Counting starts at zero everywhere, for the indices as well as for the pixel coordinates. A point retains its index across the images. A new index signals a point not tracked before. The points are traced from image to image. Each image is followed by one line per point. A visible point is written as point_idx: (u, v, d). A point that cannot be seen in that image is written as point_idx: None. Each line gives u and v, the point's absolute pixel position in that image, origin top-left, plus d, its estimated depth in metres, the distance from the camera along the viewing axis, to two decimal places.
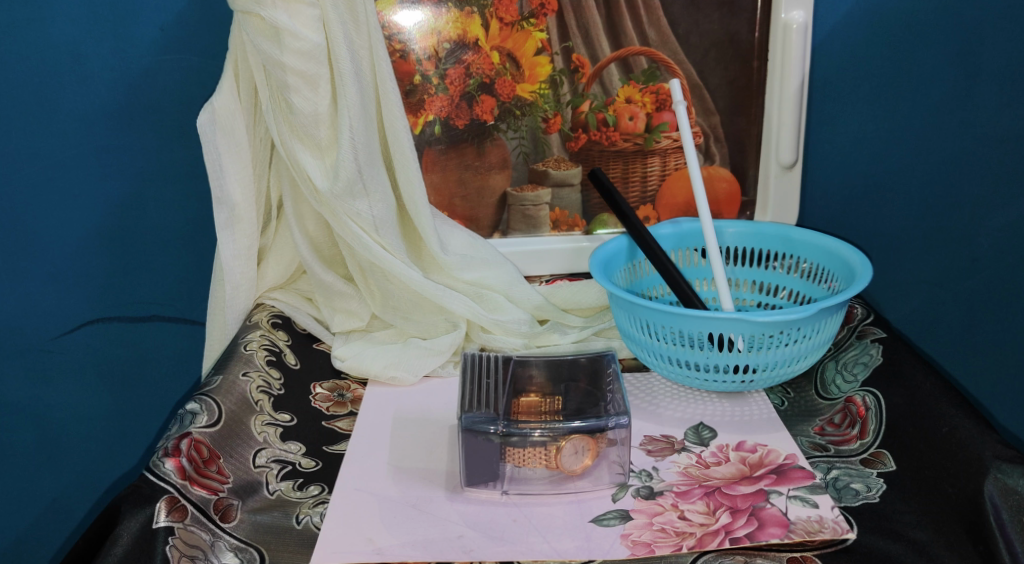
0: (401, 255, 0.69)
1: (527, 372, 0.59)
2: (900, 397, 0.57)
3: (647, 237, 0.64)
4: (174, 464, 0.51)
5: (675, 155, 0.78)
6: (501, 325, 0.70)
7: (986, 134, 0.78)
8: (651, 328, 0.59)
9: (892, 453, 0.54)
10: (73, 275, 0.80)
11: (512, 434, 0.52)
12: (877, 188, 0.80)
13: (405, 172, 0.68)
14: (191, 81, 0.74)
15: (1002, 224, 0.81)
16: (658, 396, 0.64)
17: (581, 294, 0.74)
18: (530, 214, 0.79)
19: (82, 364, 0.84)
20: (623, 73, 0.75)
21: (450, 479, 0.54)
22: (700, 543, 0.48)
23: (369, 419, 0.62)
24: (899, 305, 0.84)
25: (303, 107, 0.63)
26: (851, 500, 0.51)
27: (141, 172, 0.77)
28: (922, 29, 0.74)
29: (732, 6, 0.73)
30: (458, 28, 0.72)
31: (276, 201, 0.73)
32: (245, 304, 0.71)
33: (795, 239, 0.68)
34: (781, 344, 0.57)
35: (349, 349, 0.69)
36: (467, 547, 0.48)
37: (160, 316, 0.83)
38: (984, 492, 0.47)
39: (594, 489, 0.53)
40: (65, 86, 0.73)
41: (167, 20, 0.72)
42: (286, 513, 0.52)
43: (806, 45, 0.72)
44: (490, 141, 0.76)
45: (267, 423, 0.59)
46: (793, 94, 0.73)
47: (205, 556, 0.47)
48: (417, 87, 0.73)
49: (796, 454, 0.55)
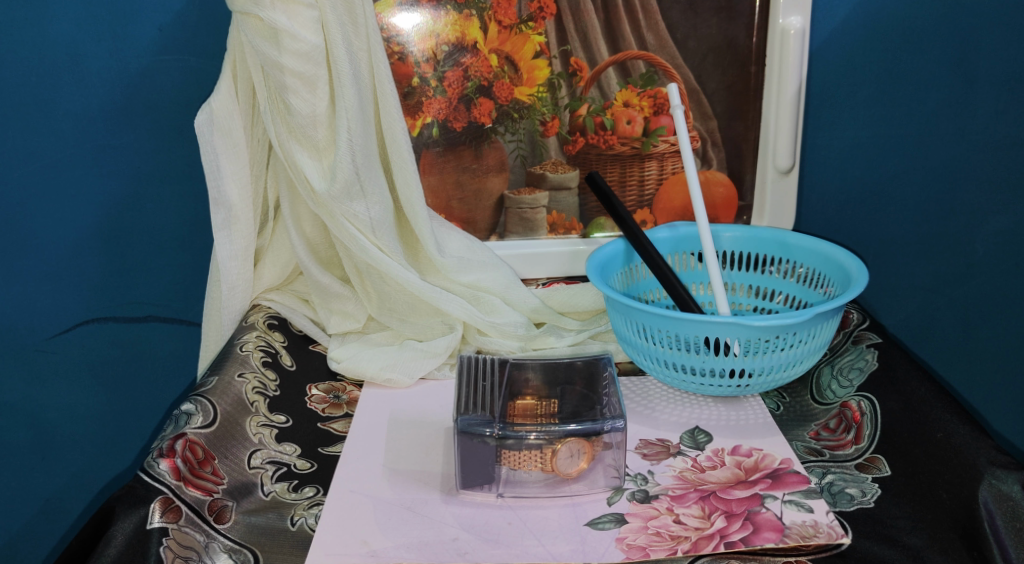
0: (397, 256, 0.68)
1: (522, 375, 0.59)
2: (894, 401, 0.58)
3: (645, 242, 0.64)
4: (169, 464, 0.51)
5: (672, 159, 0.78)
6: (498, 327, 0.70)
7: (982, 141, 0.78)
8: (647, 331, 0.59)
9: (886, 458, 0.54)
10: (68, 275, 0.80)
11: (507, 437, 0.52)
12: (873, 195, 0.80)
13: (404, 173, 0.68)
14: (190, 82, 0.74)
15: (996, 231, 0.81)
16: (653, 400, 0.64)
17: (578, 298, 0.74)
18: (527, 217, 0.79)
19: (77, 364, 0.83)
20: (621, 77, 0.75)
21: (446, 482, 0.54)
22: (694, 547, 0.48)
23: (365, 421, 0.62)
24: (895, 310, 0.84)
25: (301, 108, 0.63)
26: (845, 504, 0.51)
27: (137, 173, 0.77)
28: (918, 35, 0.74)
29: (730, 11, 0.73)
30: (457, 31, 0.72)
31: (273, 201, 0.73)
32: (241, 305, 0.71)
33: (791, 243, 0.68)
34: (776, 349, 0.57)
35: (345, 351, 0.69)
36: (461, 549, 0.48)
37: (156, 316, 0.83)
38: (978, 497, 0.48)
39: (589, 493, 0.53)
40: (64, 86, 0.73)
41: (166, 21, 0.72)
42: (280, 514, 0.52)
43: (803, 51, 0.73)
44: (487, 144, 0.76)
45: (262, 424, 0.59)
46: (790, 99, 0.74)
47: (199, 557, 0.47)
48: (415, 89, 0.73)
49: (791, 459, 0.55)
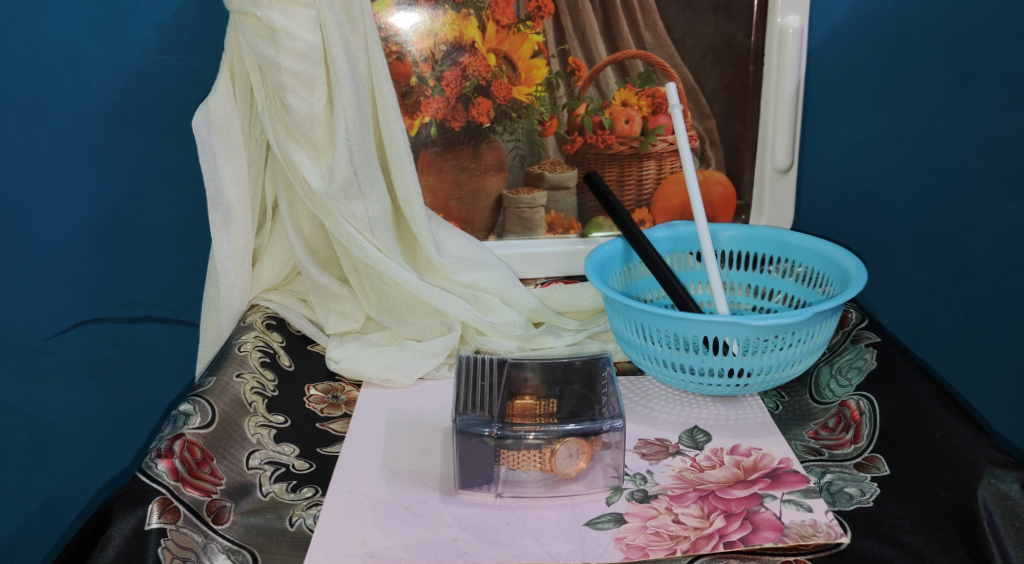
0: (395, 256, 0.68)
1: (521, 375, 0.59)
2: (894, 401, 0.58)
3: (644, 242, 0.64)
4: (167, 465, 0.51)
5: (671, 158, 0.78)
6: (496, 327, 0.70)
7: (979, 140, 0.78)
8: (645, 331, 0.59)
9: (886, 458, 0.54)
10: (67, 275, 0.80)
11: (506, 437, 0.52)
12: (872, 194, 0.80)
13: (402, 173, 0.68)
14: (187, 81, 0.74)
15: (994, 230, 0.81)
16: (652, 399, 0.64)
17: (577, 297, 0.74)
18: (526, 217, 0.79)
19: (74, 364, 0.83)
20: (619, 77, 0.75)
21: (444, 482, 0.54)
22: (694, 547, 0.47)
23: (364, 421, 0.62)
24: (894, 309, 0.84)
25: (299, 108, 0.63)
26: (845, 504, 0.51)
27: (135, 172, 0.77)
28: (914, 35, 0.74)
29: (728, 9, 0.73)
30: (454, 30, 0.72)
31: (270, 201, 0.73)
32: (239, 306, 0.71)
33: (790, 242, 0.68)
34: (776, 349, 0.57)
35: (343, 351, 0.68)
36: (460, 550, 0.48)
37: (154, 317, 0.83)
38: (978, 497, 0.48)
39: (589, 493, 0.53)
40: (61, 85, 0.73)
41: (162, 21, 0.72)
42: (279, 515, 0.52)
43: (802, 50, 0.73)
44: (485, 144, 0.76)
45: (261, 425, 0.59)
46: (789, 97, 0.74)
47: (196, 557, 0.47)
48: (413, 88, 0.73)
49: (790, 459, 0.55)
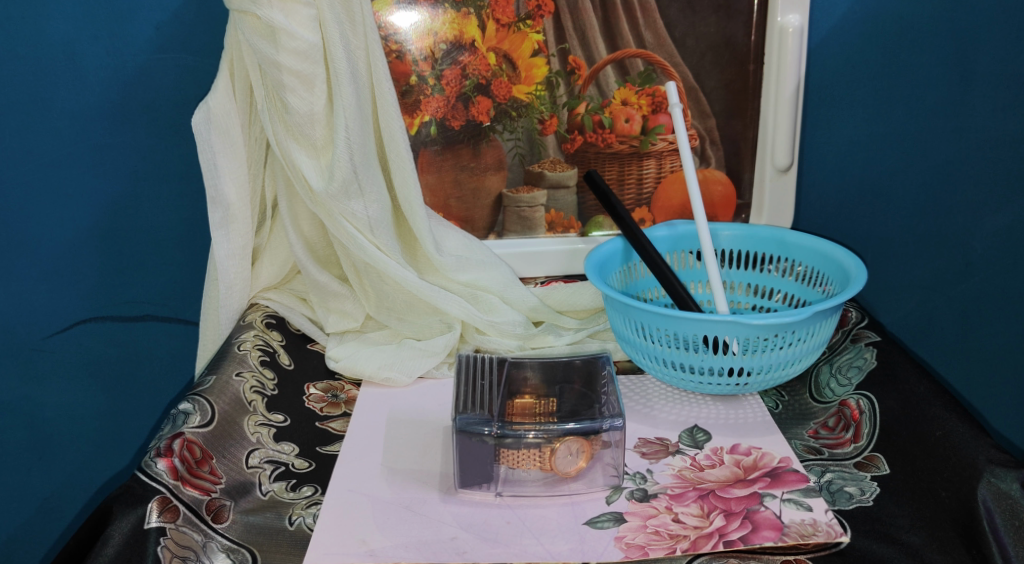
0: (395, 255, 0.68)
1: (521, 374, 0.59)
2: (893, 400, 0.58)
3: (644, 241, 0.64)
4: (166, 464, 0.51)
5: (671, 158, 0.78)
6: (496, 326, 0.70)
7: (979, 139, 0.78)
8: (645, 330, 0.59)
9: (885, 457, 0.54)
10: (66, 274, 0.80)
11: (506, 436, 0.52)
12: (872, 193, 0.80)
13: (401, 171, 0.68)
14: (186, 80, 0.74)
15: (994, 230, 0.81)
16: (652, 399, 0.64)
17: (577, 296, 0.74)
18: (526, 216, 0.79)
19: (74, 363, 0.83)
20: (618, 75, 0.75)
21: (444, 481, 0.54)
22: (694, 546, 0.47)
23: (364, 420, 0.62)
24: (894, 308, 0.84)
25: (298, 107, 0.63)
26: (844, 503, 0.51)
27: (134, 171, 0.77)
28: (914, 34, 0.74)
29: (728, 9, 0.73)
30: (454, 29, 0.72)
31: (270, 200, 0.73)
32: (239, 304, 0.71)
33: (790, 241, 0.68)
34: (776, 348, 0.57)
35: (343, 350, 0.68)
36: (460, 549, 0.48)
37: (153, 316, 0.83)
38: (978, 496, 0.48)
39: (589, 492, 0.53)
40: (61, 84, 0.73)
41: (162, 20, 0.72)
42: (279, 514, 0.52)
43: (802, 49, 0.73)
44: (485, 142, 0.76)
45: (260, 424, 0.59)
46: (789, 97, 0.74)
47: (196, 556, 0.47)
48: (413, 87, 0.73)
49: (790, 458, 0.55)
